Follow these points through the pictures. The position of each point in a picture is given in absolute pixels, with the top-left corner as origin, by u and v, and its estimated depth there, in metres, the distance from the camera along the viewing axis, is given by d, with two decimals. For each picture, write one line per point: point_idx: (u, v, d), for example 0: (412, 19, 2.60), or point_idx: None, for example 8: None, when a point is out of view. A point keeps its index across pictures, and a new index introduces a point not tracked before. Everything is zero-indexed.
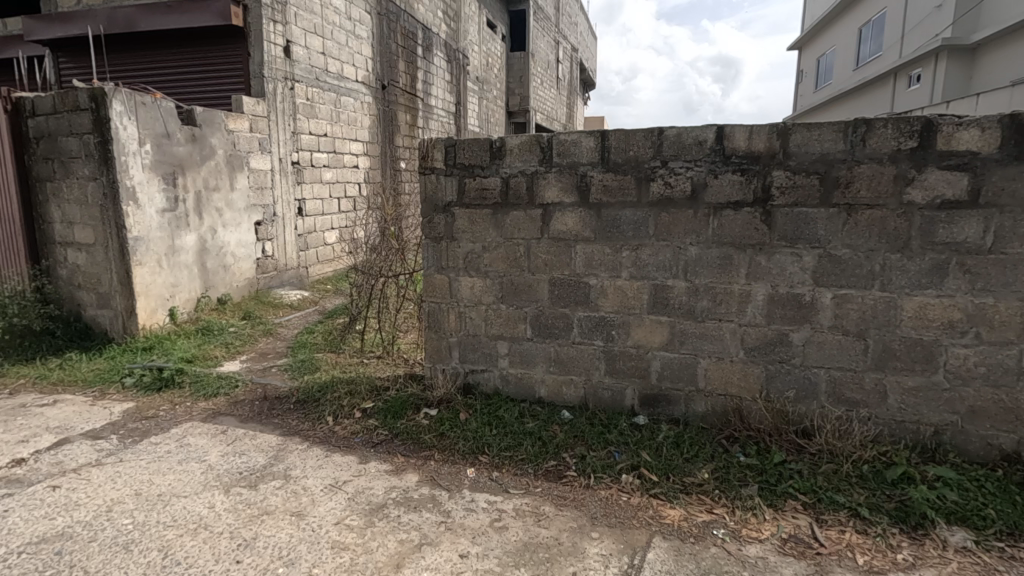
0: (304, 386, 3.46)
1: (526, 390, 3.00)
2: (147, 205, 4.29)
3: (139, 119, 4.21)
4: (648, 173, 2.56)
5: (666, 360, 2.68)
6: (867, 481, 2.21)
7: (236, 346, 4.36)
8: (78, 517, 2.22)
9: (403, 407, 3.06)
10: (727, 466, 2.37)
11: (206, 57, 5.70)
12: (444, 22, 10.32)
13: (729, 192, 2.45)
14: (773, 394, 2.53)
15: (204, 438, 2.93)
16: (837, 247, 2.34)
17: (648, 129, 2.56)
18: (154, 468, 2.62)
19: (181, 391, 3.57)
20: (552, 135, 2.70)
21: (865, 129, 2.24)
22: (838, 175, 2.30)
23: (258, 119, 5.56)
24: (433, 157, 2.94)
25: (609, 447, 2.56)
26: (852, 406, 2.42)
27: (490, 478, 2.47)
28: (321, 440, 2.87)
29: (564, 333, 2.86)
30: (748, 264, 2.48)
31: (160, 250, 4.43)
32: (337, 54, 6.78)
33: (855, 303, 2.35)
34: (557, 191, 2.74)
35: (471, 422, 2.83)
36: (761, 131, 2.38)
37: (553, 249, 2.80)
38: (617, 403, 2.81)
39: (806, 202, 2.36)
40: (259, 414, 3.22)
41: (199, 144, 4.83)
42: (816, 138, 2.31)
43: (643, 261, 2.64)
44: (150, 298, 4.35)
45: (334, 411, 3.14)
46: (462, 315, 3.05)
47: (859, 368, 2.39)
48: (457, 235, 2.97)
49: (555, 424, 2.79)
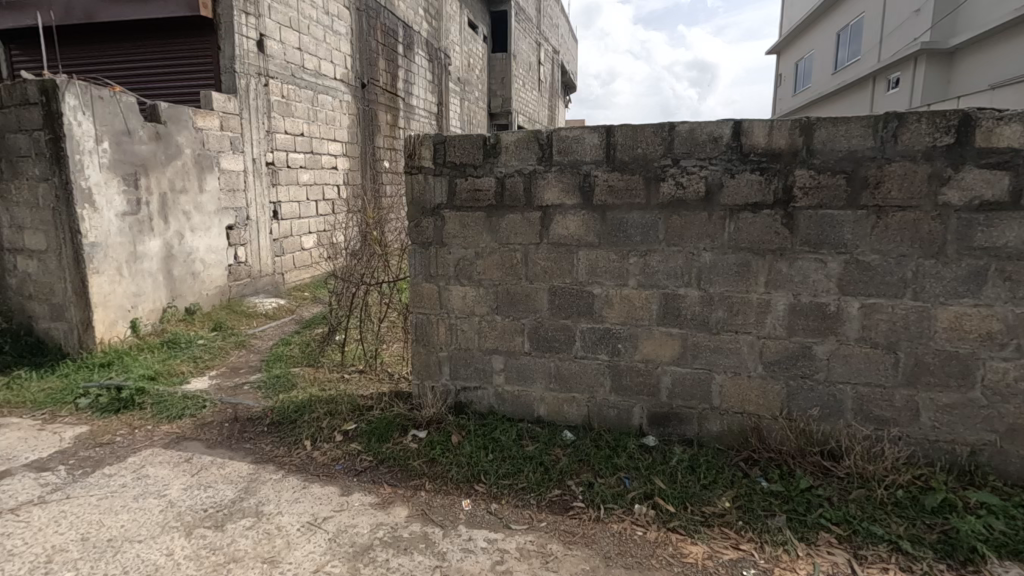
0: (279, 405, 3.16)
1: (524, 409, 2.76)
2: (105, 207, 3.94)
3: (96, 115, 3.86)
4: (658, 172, 2.35)
5: (677, 376, 2.47)
6: (904, 509, 2.01)
7: (204, 361, 4.02)
8: (10, 571, 1.91)
9: (388, 429, 2.79)
10: (750, 494, 2.15)
11: (173, 50, 5.35)
12: (425, 21, 10.04)
13: (747, 193, 2.25)
14: (794, 412, 2.33)
15: (165, 469, 2.62)
16: (865, 253, 2.15)
17: (658, 124, 2.35)
18: (105, 506, 2.30)
19: (142, 413, 3.24)
20: (552, 131, 2.47)
21: (896, 123, 2.06)
22: (867, 174, 2.11)
23: (228, 117, 5.22)
24: (421, 156, 2.69)
25: (618, 473, 2.33)
26: (882, 425, 2.23)
27: (489, 511, 2.22)
28: (298, 469, 2.59)
29: (566, 346, 2.63)
30: (767, 271, 2.28)
31: (120, 258, 4.08)
32: (314, 50, 6.46)
33: (885, 313, 2.16)
34: (558, 193, 2.51)
35: (465, 446, 2.58)
36: (782, 126, 2.18)
37: (553, 255, 2.56)
38: (624, 422, 2.59)
39: (831, 204, 2.16)
40: (229, 438, 2.92)
41: (163, 143, 4.49)
42: (842, 134, 2.11)
43: (653, 268, 2.43)
44: (108, 310, 3.98)
45: (312, 434, 2.85)
46: (453, 327, 2.80)
47: (889, 384, 2.20)
48: (447, 240, 2.72)
49: (557, 447, 2.55)
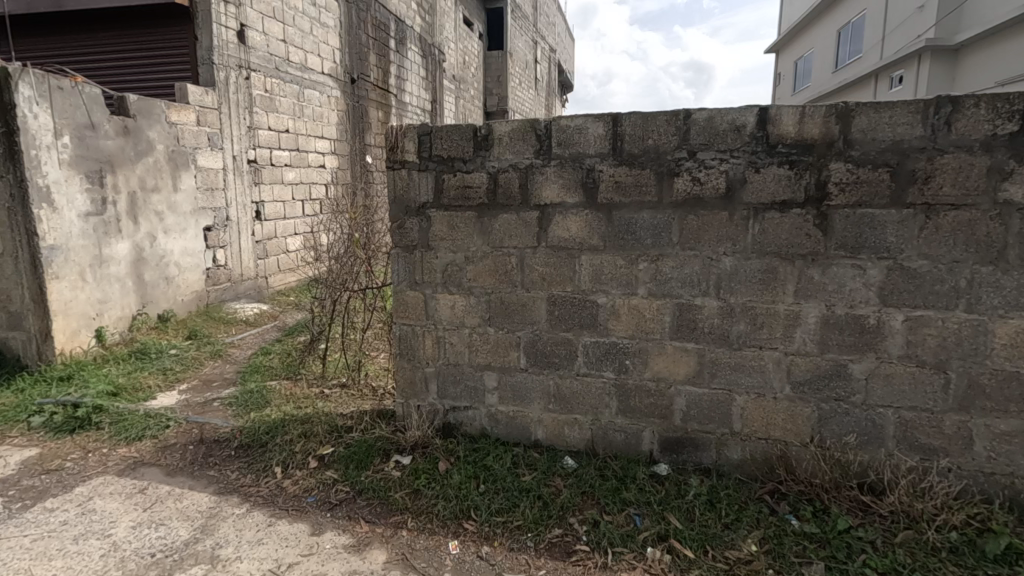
0: (249, 426, 2.85)
1: (520, 432, 2.47)
2: (65, 207, 3.64)
3: (54, 106, 3.54)
4: (672, 166, 2.07)
5: (693, 397, 2.19)
6: (962, 557, 1.73)
7: (175, 373, 3.71)
8: None
9: (368, 455, 2.49)
10: (780, 535, 1.87)
11: (148, 41, 5.05)
12: (418, 15, 9.74)
13: (773, 189, 1.97)
14: (827, 439, 2.05)
15: (115, 502, 2.32)
16: (911, 258, 1.87)
17: (672, 112, 2.06)
18: (39, 550, 2.01)
19: (98, 434, 2.93)
20: (550, 119, 2.18)
21: (950, 109, 1.78)
22: (914, 167, 1.83)
23: (206, 111, 4.92)
24: (404, 148, 2.39)
25: (628, 510, 2.05)
26: (929, 455, 1.95)
27: (479, 555, 1.93)
28: (265, 501, 2.29)
29: (567, 362, 2.34)
30: (797, 279, 2.00)
31: (83, 261, 3.78)
32: (300, 43, 6.16)
33: (934, 327, 1.88)
34: (557, 190, 2.22)
35: (453, 476, 2.29)
36: (816, 113, 1.90)
37: (551, 261, 2.28)
38: (633, 448, 2.31)
39: (872, 202, 1.88)
40: (192, 464, 2.62)
41: (132, 138, 4.19)
42: (886, 121, 1.83)
43: (665, 275, 2.14)
44: (70, 318, 3.68)
45: (284, 460, 2.55)
46: (441, 340, 2.51)
47: (938, 409, 1.92)
48: (433, 243, 2.43)
49: (557, 477, 2.26)
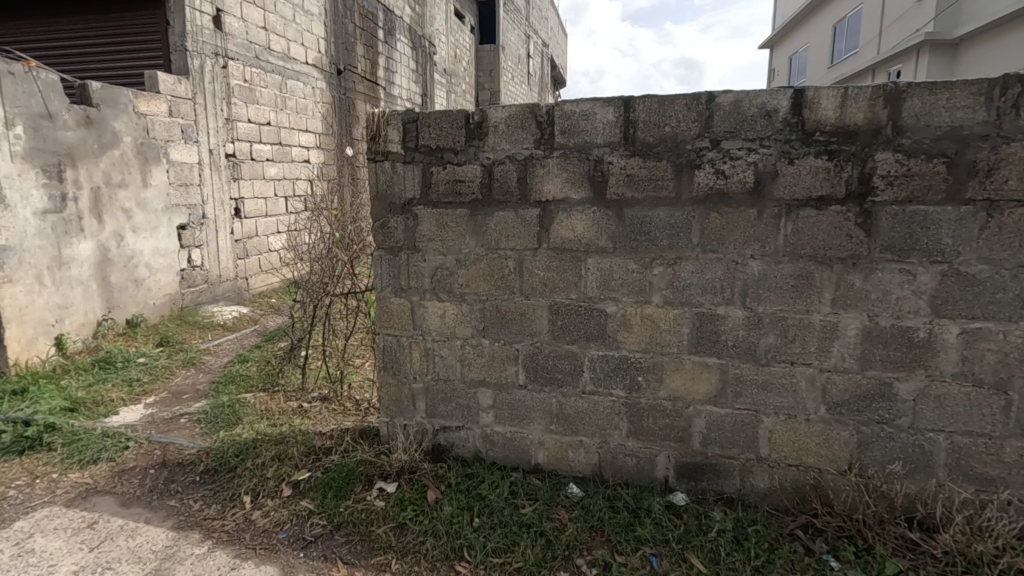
0: (217, 447, 2.57)
1: (519, 455, 2.22)
2: (18, 204, 3.33)
3: (5, 93, 3.23)
4: (692, 158, 1.81)
5: (714, 419, 1.94)
6: None
7: (141, 385, 3.41)
8: None
9: (349, 481, 2.22)
10: None
11: (118, 26, 4.73)
12: (408, 5, 9.43)
13: (809, 183, 1.72)
14: (868, 467, 1.81)
15: (59, 540, 2.04)
16: (969, 263, 1.63)
17: (692, 94, 1.80)
18: None
19: (48, 457, 2.63)
20: (553, 104, 1.92)
21: (1019, 90, 1.53)
22: (975, 158, 1.58)
23: (179, 101, 4.60)
24: (387, 138, 2.12)
25: (643, 549, 1.80)
26: (986, 486, 1.72)
27: None
28: (230, 538, 2.01)
29: (572, 378, 2.08)
30: (835, 286, 1.75)
31: (40, 263, 3.47)
32: (283, 31, 5.85)
33: (994, 341, 1.64)
34: (560, 184, 1.96)
35: (444, 508, 2.03)
36: (861, 95, 1.65)
37: (554, 264, 2.02)
38: (645, 475, 2.06)
39: (924, 197, 1.64)
40: (151, 492, 2.34)
41: (95, 129, 3.88)
42: (943, 104, 1.58)
43: (683, 281, 1.89)
44: (25, 326, 3.38)
45: (254, 487, 2.27)
46: (429, 353, 2.24)
47: (997, 434, 1.68)
48: (420, 244, 2.16)
49: (561, 509, 2.00)
